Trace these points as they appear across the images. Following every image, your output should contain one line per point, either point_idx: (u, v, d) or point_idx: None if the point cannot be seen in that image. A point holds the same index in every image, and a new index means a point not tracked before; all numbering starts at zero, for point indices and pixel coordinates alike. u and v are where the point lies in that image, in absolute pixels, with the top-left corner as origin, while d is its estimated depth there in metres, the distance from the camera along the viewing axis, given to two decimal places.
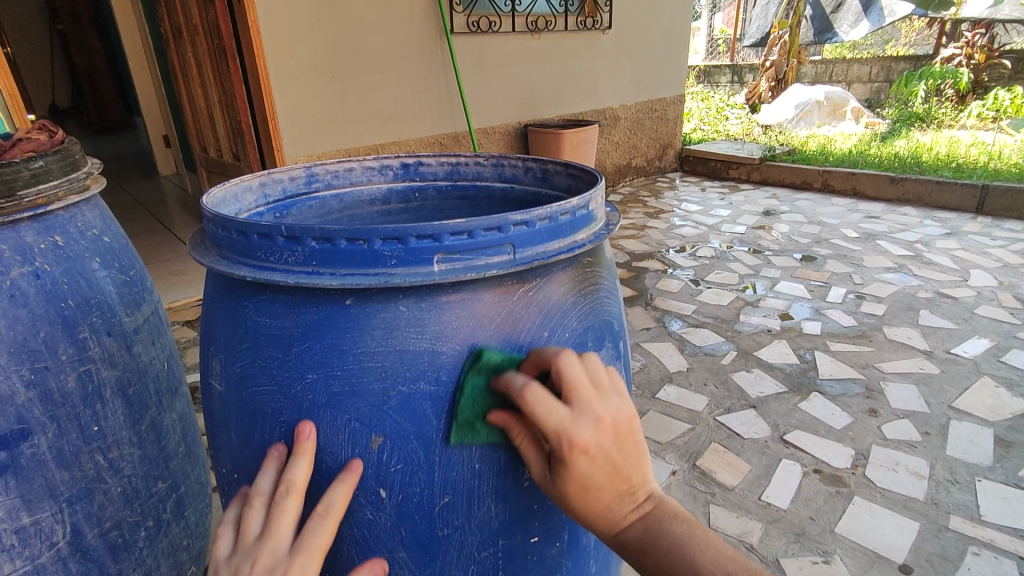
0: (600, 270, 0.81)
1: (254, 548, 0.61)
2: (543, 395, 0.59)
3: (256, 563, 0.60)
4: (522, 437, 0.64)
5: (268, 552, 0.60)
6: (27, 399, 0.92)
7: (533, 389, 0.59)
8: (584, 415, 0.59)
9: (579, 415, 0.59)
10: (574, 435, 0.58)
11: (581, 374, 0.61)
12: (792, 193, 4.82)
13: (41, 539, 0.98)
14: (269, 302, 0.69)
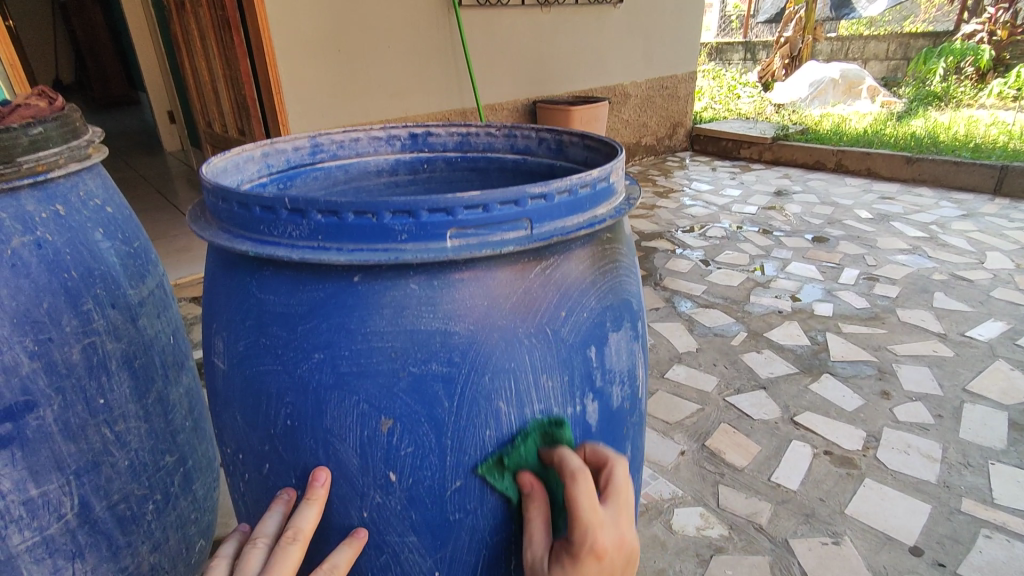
0: (619, 246, 0.77)
1: None
2: (589, 487, 0.61)
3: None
4: (537, 509, 0.65)
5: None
6: (31, 370, 0.91)
7: (584, 478, 0.62)
8: (611, 524, 0.62)
9: (610, 521, 0.62)
10: (600, 537, 0.60)
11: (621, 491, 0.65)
12: (804, 173, 4.74)
13: (49, 511, 0.97)
14: (273, 278, 0.67)
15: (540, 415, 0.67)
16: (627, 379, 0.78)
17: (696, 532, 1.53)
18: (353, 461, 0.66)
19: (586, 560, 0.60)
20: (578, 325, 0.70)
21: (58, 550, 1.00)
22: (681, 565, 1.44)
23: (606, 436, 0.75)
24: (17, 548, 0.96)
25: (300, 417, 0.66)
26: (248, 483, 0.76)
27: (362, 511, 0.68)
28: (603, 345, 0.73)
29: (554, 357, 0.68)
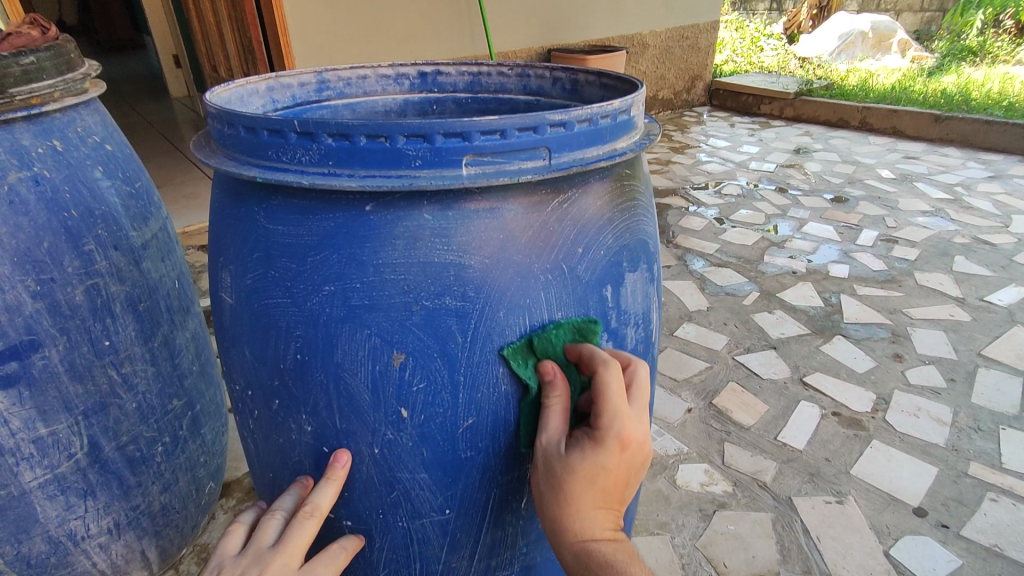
0: (638, 184, 0.74)
1: (264, 556, 0.63)
2: (619, 379, 0.62)
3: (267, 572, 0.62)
4: (557, 400, 0.63)
5: (278, 567, 0.63)
6: (34, 310, 0.90)
7: (614, 367, 0.62)
8: (636, 419, 0.62)
9: (635, 415, 0.63)
10: (625, 425, 0.61)
11: (640, 389, 0.65)
12: (826, 131, 4.58)
13: (59, 450, 0.98)
14: (281, 207, 0.64)
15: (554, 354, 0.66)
16: (642, 322, 0.75)
17: (699, 488, 1.53)
18: (365, 398, 0.64)
19: (611, 446, 0.60)
20: (595, 263, 0.67)
21: (70, 488, 1.02)
22: (684, 519, 1.45)
23: None
24: (30, 484, 0.97)
25: (310, 351, 0.64)
26: (257, 422, 0.74)
27: (373, 448, 0.66)
28: (619, 286, 0.70)
29: (569, 295, 0.65)
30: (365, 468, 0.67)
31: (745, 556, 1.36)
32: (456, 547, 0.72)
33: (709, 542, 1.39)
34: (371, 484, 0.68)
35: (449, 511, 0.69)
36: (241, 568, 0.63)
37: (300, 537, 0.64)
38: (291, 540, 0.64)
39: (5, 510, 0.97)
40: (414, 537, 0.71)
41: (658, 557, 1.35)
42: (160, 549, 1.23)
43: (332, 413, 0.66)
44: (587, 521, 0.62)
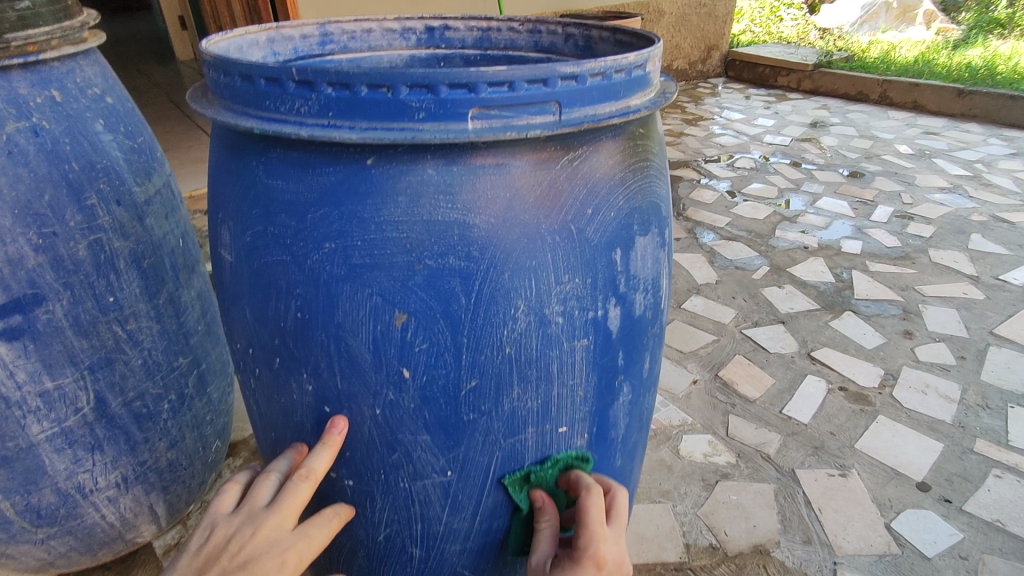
0: (651, 144, 0.71)
1: (259, 515, 0.63)
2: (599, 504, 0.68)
3: (261, 530, 0.62)
4: (546, 524, 0.70)
5: (271, 526, 0.62)
6: (37, 264, 0.89)
7: (596, 493, 0.69)
8: (612, 541, 0.67)
9: (613, 539, 0.68)
10: (601, 546, 0.66)
11: (619, 521, 0.70)
12: (844, 105, 4.47)
13: (65, 404, 0.98)
14: (281, 161, 0.62)
15: (560, 316, 0.64)
16: (652, 287, 0.73)
17: (702, 459, 1.54)
18: (366, 358, 0.63)
19: (589, 566, 0.65)
20: (605, 226, 0.65)
21: (77, 442, 1.02)
22: (686, 488, 1.45)
23: (626, 343, 0.72)
24: (37, 437, 0.98)
25: (310, 310, 0.63)
26: (258, 381, 0.72)
27: (375, 409, 0.65)
28: (630, 249, 0.68)
29: (578, 257, 0.63)
30: (366, 430, 0.67)
31: (746, 525, 1.36)
32: (458, 509, 0.72)
33: (711, 511, 1.40)
34: (373, 444, 0.68)
35: (451, 473, 0.69)
36: (235, 526, 0.62)
37: (294, 498, 0.64)
38: (285, 500, 0.63)
39: (14, 461, 0.98)
40: (416, 498, 0.71)
41: (660, 525, 1.36)
42: (168, 505, 1.25)
43: (334, 374, 0.65)
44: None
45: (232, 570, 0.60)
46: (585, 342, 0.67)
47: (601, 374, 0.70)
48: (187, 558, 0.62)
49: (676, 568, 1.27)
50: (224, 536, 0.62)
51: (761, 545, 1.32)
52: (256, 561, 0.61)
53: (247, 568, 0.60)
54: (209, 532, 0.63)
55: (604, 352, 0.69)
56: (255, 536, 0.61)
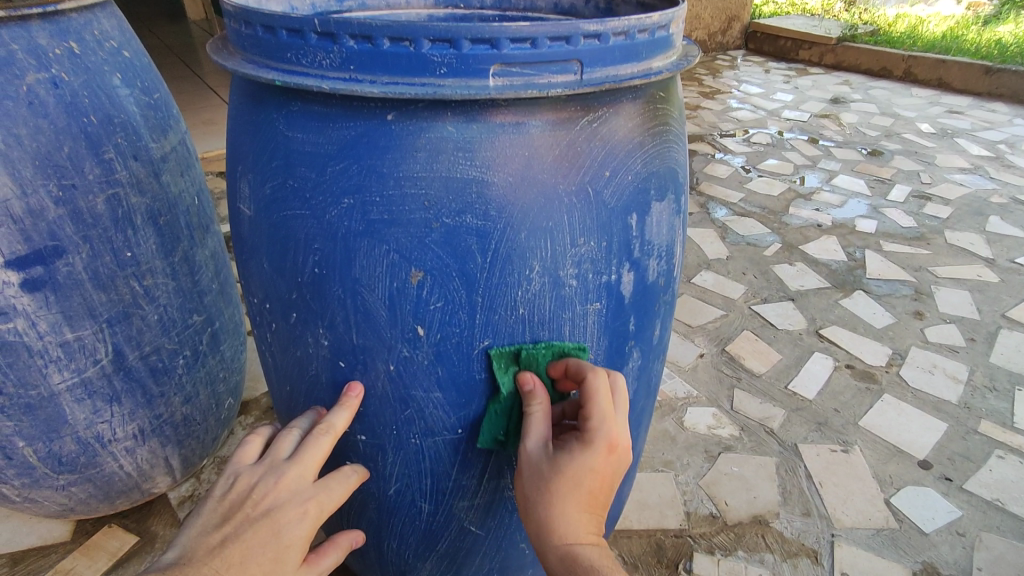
0: (670, 109, 0.70)
1: (281, 466, 0.65)
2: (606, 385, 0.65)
3: (283, 480, 0.64)
4: (540, 406, 0.65)
5: (293, 477, 0.64)
6: (57, 217, 0.90)
7: (601, 374, 0.65)
8: (622, 423, 0.66)
9: (619, 419, 0.66)
10: (615, 430, 0.65)
11: (620, 401, 0.68)
12: (866, 80, 4.36)
13: (85, 355, 1.00)
14: (301, 114, 0.62)
15: (574, 279, 0.64)
16: (666, 254, 0.73)
17: (706, 431, 1.55)
18: (381, 314, 0.64)
19: (599, 449, 0.64)
20: (622, 189, 0.65)
21: (96, 392, 1.05)
22: (689, 459, 1.47)
23: (638, 309, 0.72)
24: (58, 386, 1.00)
25: (328, 265, 0.63)
26: (275, 334, 0.73)
27: (389, 364, 0.66)
28: (646, 214, 0.68)
29: (594, 220, 0.63)
30: (380, 384, 0.68)
31: (747, 496, 1.38)
32: (467, 465, 0.73)
33: (712, 481, 1.42)
34: (386, 398, 0.69)
35: (462, 430, 0.70)
36: (258, 476, 0.65)
37: (316, 452, 0.66)
38: (307, 454, 0.66)
39: (36, 409, 1.01)
40: (426, 453, 0.72)
41: (662, 493, 1.38)
42: (183, 458, 1.28)
43: (350, 329, 0.66)
44: (571, 524, 0.64)
45: (254, 516, 0.62)
46: (597, 305, 0.67)
47: (612, 338, 0.71)
48: (212, 504, 0.64)
49: (676, 534, 1.30)
50: (247, 484, 0.64)
51: (760, 516, 1.34)
52: (278, 509, 0.63)
53: (270, 516, 0.63)
54: (232, 480, 0.66)
55: (615, 316, 0.70)
56: (278, 486, 0.64)
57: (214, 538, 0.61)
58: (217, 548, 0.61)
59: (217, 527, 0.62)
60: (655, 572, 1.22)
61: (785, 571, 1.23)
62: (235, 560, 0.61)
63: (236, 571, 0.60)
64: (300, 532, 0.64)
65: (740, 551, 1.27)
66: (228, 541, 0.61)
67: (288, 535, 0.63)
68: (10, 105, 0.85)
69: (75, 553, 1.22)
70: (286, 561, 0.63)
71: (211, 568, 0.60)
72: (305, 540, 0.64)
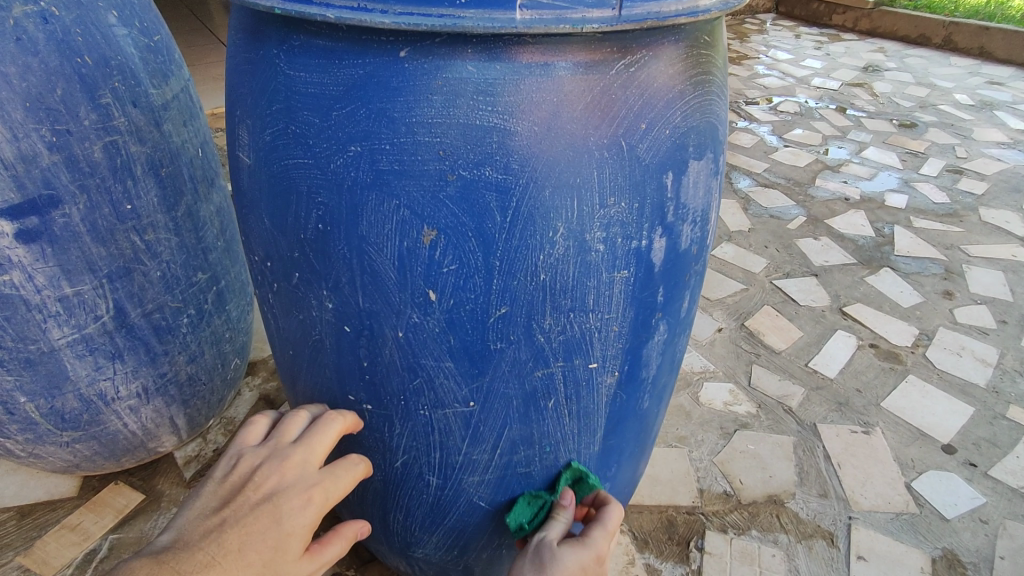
0: (715, 57, 0.63)
1: (287, 449, 0.64)
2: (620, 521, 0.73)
3: (289, 463, 0.63)
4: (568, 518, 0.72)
5: (298, 461, 0.63)
6: (51, 163, 0.86)
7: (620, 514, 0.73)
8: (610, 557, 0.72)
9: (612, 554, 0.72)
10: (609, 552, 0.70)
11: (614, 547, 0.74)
12: (902, 48, 4.16)
13: (86, 311, 0.97)
14: (305, 51, 0.56)
15: (601, 243, 0.58)
16: (700, 220, 0.67)
17: (722, 407, 1.51)
18: (389, 277, 0.58)
19: (595, 557, 0.68)
20: (658, 144, 0.58)
21: (98, 349, 1.02)
22: (704, 435, 1.43)
23: (667, 278, 0.66)
24: (58, 342, 0.97)
25: (333, 221, 0.58)
26: (276, 296, 0.69)
27: (397, 330, 0.61)
28: (682, 174, 0.61)
29: (626, 178, 0.57)
30: (387, 351, 0.63)
31: (762, 475, 1.35)
32: (478, 440, 0.69)
33: (727, 459, 1.38)
34: (394, 367, 0.64)
35: (474, 403, 0.65)
36: (261, 459, 0.63)
37: (323, 439, 0.66)
38: (314, 439, 0.65)
39: (37, 364, 0.98)
40: (436, 426, 0.68)
41: (674, 469, 1.35)
42: (188, 418, 1.26)
43: (355, 290, 0.60)
44: None
45: (256, 500, 0.59)
46: (625, 273, 0.61)
47: (639, 309, 0.65)
48: (209, 493, 0.61)
49: (688, 511, 1.27)
50: (249, 467, 0.62)
51: (775, 495, 1.30)
52: (281, 493, 0.61)
53: (273, 500, 0.60)
54: (233, 463, 0.64)
55: (643, 286, 0.63)
56: (283, 467, 0.62)
57: (211, 521, 0.58)
58: (214, 532, 0.57)
59: (215, 512, 0.59)
60: (665, 548, 1.20)
61: (799, 553, 1.20)
62: (232, 547, 0.56)
63: (234, 558, 0.56)
64: (303, 520, 0.61)
65: (754, 531, 1.23)
66: (227, 524, 0.58)
67: (291, 522, 0.60)
68: None
69: (81, 509, 1.21)
70: (287, 552, 0.59)
71: (206, 554, 0.55)
72: (307, 530, 0.61)
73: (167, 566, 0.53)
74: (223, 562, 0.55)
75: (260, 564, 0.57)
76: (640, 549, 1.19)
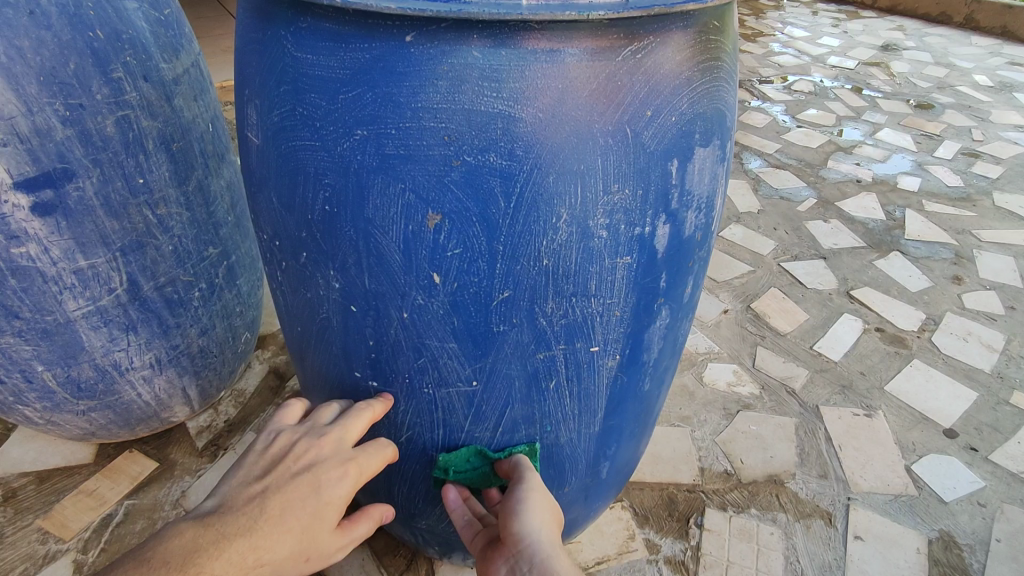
0: (726, 42, 0.61)
1: (324, 428, 0.67)
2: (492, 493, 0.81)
3: (324, 441, 0.66)
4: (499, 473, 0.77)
5: (334, 437, 0.66)
6: (65, 137, 0.86)
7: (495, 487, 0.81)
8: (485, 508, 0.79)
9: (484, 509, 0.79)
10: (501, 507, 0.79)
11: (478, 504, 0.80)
12: (922, 26, 4.07)
13: (100, 283, 0.98)
14: (312, 31, 0.55)
15: (605, 230, 0.58)
16: (706, 207, 0.65)
17: (726, 388, 1.52)
18: (395, 260, 0.58)
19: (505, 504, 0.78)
20: (664, 131, 0.57)
21: (112, 321, 1.04)
22: (707, 415, 1.45)
23: (671, 265, 0.65)
24: (74, 314, 0.99)
25: (340, 203, 0.58)
26: (285, 274, 0.69)
27: (402, 312, 0.61)
28: (689, 161, 0.60)
29: (631, 165, 0.56)
30: (393, 331, 0.63)
31: (763, 455, 1.36)
32: (481, 418, 0.70)
33: (729, 439, 1.40)
34: (399, 346, 0.64)
35: (477, 382, 0.66)
36: (299, 434, 0.67)
37: (357, 418, 0.68)
38: (349, 416, 0.67)
39: (53, 334, 1.00)
40: (440, 404, 0.69)
41: (676, 448, 1.37)
42: (199, 389, 1.29)
43: (361, 272, 0.60)
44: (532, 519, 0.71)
45: (295, 471, 0.64)
46: (628, 259, 0.61)
47: (641, 296, 0.64)
48: (254, 462, 0.65)
49: (689, 489, 1.29)
50: (288, 441, 0.66)
51: (775, 475, 1.32)
52: (317, 466, 0.64)
53: (311, 471, 0.64)
54: (274, 437, 0.68)
55: (646, 273, 0.63)
56: (319, 444, 0.66)
57: (254, 488, 0.62)
58: (257, 498, 0.62)
59: (257, 479, 0.63)
60: (665, 525, 1.22)
61: (797, 531, 1.22)
62: (273, 514, 0.61)
63: (276, 522, 0.61)
64: (338, 492, 0.65)
65: (753, 509, 1.26)
66: (269, 492, 0.62)
67: (326, 493, 0.64)
68: (10, 13, 0.79)
69: (97, 475, 1.25)
70: (323, 520, 0.64)
71: (250, 519, 0.60)
72: (341, 502, 0.65)
73: (214, 528, 0.59)
74: (265, 526, 0.60)
75: (299, 529, 0.62)
76: (640, 524, 1.22)
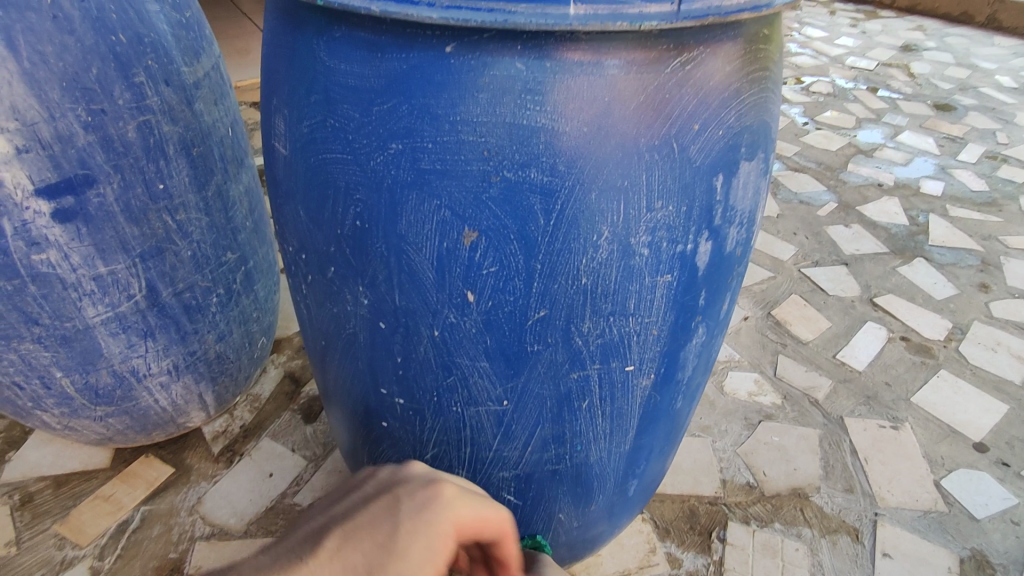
0: (773, 51, 0.59)
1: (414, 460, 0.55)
2: None
3: (410, 466, 0.53)
4: None
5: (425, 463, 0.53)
6: (86, 143, 0.85)
7: None
8: None
9: None
10: None
11: None
12: (943, 26, 4.00)
13: (119, 289, 0.97)
14: (345, 40, 0.53)
15: (646, 248, 0.55)
16: (748, 222, 0.63)
17: (747, 397, 1.49)
18: (428, 277, 0.56)
19: None
20: (710, 145, 0.55)
21: (131, 327, 1.02)
22: (728, 425, 1.42)
23: (710, 283, 0.63)
24: (93, 320, 0.98)
25: (372, 218, 0.56)
26: (310, 287, 0.67)
27: (433, 330, 0.59)
28: (734, 176, 0.58)
29: (676, 181, 0.54)
30: (422, 349, 0.61)
31: (786, 468, 1.33)
32: (510, 438, 0.68)
33: (751, 450, 1.37)
34: (427, 364, 0.62)
35: (508, 402, 0.64)
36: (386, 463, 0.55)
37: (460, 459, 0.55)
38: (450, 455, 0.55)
39: (72, 341, 0.99)
40: (468, 422, 0.67)
41: (698, 459, 1.34)
42: (216, 394, 1.27)
43: (391, 289, 0.58)
44: None
45: (370, 493, 0.51)
46: (668, 278, 0.58)
47: (679, 314, 0.62)
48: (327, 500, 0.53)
49: (710, 501, 1.26)
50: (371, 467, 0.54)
51: (800, 489, 1.29)
52: (398, 485, 0.50)
53: (389, 493, 0.50)
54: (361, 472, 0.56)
55: (686, 291, 0.60)
56: (403, 467, 0.53)
57: (322, 517, 0.50)
58: (319, 530, 0.49)
59: (329, 509, 0.51)
60: (687, 538, 1.20)
61: (823, 547, 1.19)
62: (332, 546, 0.47)
63: (334, 555, 0.47)
64: (428, 526, 0.48)
65: (777, 523, 1.23)
66: (335, 520, 0.49)
67: (406, 525, 0.48)
68: (33, 18, 0.78)
69: (114, 480, 1.24)
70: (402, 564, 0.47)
71: (301, 552, 0.47)
72: (425, 545, 0.48)
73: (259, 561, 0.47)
74: (316, 562, 0.46)
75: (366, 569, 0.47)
76: (661, 537, 1.19)
